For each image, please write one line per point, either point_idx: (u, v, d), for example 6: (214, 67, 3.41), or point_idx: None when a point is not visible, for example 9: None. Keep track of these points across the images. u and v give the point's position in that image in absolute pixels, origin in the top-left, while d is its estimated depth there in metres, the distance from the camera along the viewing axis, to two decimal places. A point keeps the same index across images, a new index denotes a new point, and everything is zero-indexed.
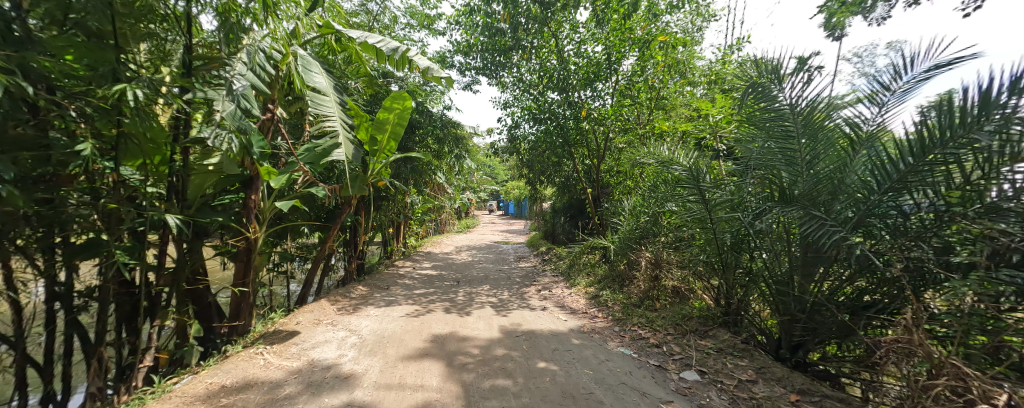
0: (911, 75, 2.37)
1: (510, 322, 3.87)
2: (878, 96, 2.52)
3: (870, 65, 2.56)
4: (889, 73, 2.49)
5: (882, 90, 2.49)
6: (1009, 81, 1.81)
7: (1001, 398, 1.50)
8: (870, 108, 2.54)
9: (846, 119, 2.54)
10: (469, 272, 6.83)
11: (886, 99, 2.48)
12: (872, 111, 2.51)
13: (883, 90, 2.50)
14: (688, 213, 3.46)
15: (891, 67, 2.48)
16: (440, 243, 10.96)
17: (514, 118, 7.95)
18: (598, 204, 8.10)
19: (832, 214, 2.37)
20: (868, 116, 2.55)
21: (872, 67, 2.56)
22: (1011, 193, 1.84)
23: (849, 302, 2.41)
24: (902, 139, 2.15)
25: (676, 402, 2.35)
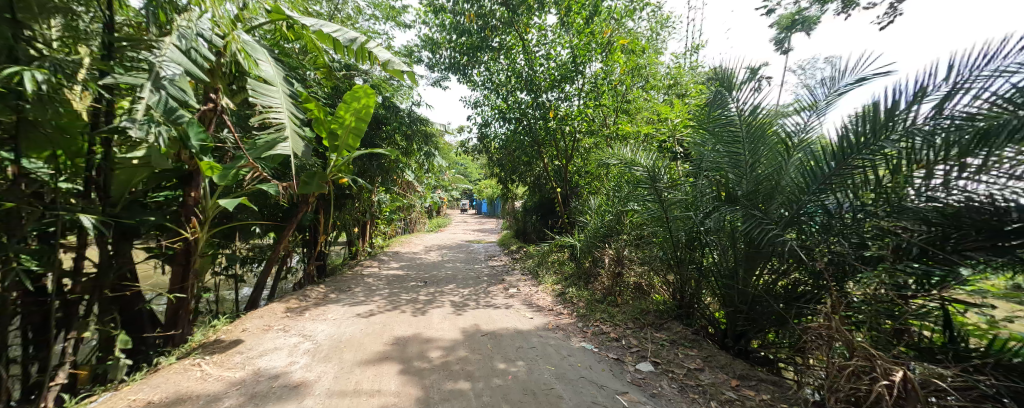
0: (844, 88, 2.62)
1: (475, 321, 3.86)
2: (819, 106, 2.75)
3: (812, 77, 2.80)
4: (828, 85, 2.73)
5: (821, 101, 2.72)
6: (910, 97, 2.08)
7: (898, 374, 1.71)
8: (810, 117, 2.78)
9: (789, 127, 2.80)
10: (437, 272, 6.71)
11: (824, 109, 2.72)
12: (812, 119, 2.74)
13: (822, 101, 2.74)
14: (648, 212, 3.62)
15: (829, 80, 2.72)
16: (409, 243, 10.66)
17: (483, 116, 7.91)
18: (567, 203, 8.27)
19: (769, 212, 2.59)
20: (809, 124, 2.78)
21: (813, 80, 2.80)
22: (914, 195, 2.07)
23: (785, 293, 2.63)
24: (828, 144, 2.40)
25: (631, 393, 2.45)
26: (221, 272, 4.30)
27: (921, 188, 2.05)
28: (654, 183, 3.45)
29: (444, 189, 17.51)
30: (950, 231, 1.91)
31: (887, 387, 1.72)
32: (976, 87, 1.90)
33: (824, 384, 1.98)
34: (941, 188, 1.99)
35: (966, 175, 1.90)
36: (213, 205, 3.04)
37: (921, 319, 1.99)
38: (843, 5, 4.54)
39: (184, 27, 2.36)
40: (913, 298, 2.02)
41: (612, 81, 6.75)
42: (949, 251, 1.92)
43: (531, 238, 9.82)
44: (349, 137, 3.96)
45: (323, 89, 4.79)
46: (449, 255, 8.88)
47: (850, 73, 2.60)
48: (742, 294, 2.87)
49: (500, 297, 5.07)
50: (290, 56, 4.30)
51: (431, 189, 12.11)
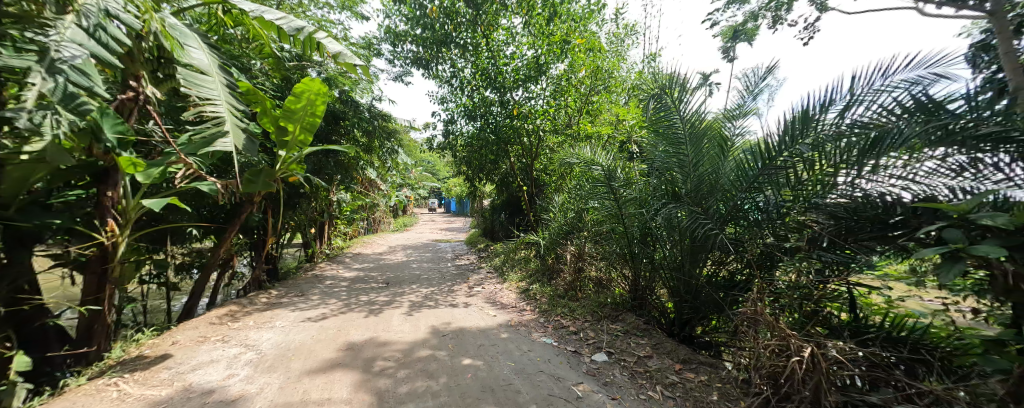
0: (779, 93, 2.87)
1: (437, 321, 3.80)
2: (756, 111, 3.00)
3: (753, 84, 3.04)
4: (765, 90, 2.98)
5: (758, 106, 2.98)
6: (821, 106, 2.36)
7: (807, 350, 1.93)
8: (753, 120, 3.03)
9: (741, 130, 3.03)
10: (400, 272, 6.51)
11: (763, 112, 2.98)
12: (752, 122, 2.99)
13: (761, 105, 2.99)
14: (605, 209, 3.77)
15: (764, 87, 2.99)
16: (372, 243, 10.24)
17: (449, 113, 7.79)
18: (533, 202, 8.38)
19: (708, 209, 2.81)
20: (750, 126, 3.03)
21: (754, 86, 3.05)
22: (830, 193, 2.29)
23: (722, 283, 2.88)
24: (759, 148, 2.64)
25: (585, 383, 2.55)
26: (148, 280, 3.88)
27: (832, 187, 2.29)
28: (610, 182, 3.61)
29: (410, 187, 17.04)
30: (851, 224, 2.18)
31: (799, 362, 1.94)
32: (868, 99, 2.20)
33: (751, 363, 2.19)
34: (847, 187, 2.22)
35: (866, 176, 2.14)
36: (136, 206, 2.72)
37: (834, 301, 2.22)
38: (774, 20, 5.00)
39: (90, 3, 2.08)
40: (828, 283, 2.21)
41: (576, 82, 6.93)
42: (851, 242, 2.17)
43: (498, 236, 9.83)
44: (298, 133, 3.71)
45: (270, 80, 4.45)
46: (414, 254, 8.65)
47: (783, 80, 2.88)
48: (688, 285, 3.08)
49: (464, 295, 5.03)
50: (231, 43, 3.95)
51: (396, 187, 11.72)
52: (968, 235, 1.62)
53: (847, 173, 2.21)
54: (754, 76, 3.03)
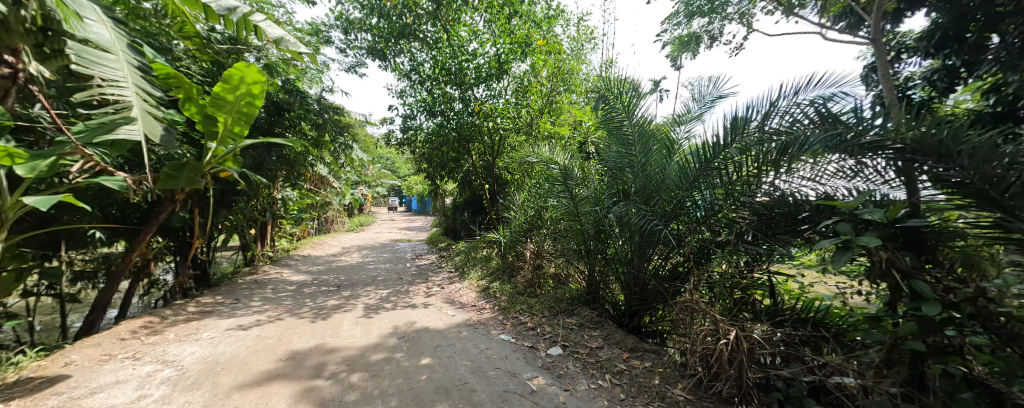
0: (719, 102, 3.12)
1: (391, 323, 3.65)
2: (700, 117, 3.22)
3: (698, 93, 3.28)
4: (708, 99, 3.22)
5: (701, 113, 3.21)
6: (752, 114, 2.60)
7: (731, 333, 2.14)
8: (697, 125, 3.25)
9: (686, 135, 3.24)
10: (354, 274, 6.17)
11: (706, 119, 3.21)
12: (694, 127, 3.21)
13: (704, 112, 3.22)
14: (563, 207, 3.87)
15: (708, 96, 3.23)
16: (322, 243, 9.59)
17: (408, 108, 7.49)
18: (494, 200, 8.37)
19: (654, 207, 2.99)
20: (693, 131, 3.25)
21: (699, 94, 3.28)
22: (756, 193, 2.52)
23: (665, 274, 3.09)
24: (700, 150, 2.85)
25: (540, 377, 2.60)
26: (34, 292, 3.30)
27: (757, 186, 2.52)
28: (567, 180, 3.72)
29: (366, 185, 16.21)
30: (768, 220, 2.43)
31: (725, 343, 2.15)
32: (787, 110, 2.47)
33: (687, 347, 2.38)
34: (769, 187, 2.46)
35: (783, 177, 2.39)
36: (15, 204, 2.31)
37: (757, 288, 2.48)
38: (711, 40, 5.43)
39: None
40: (753, 272, 2.47)
41: (536, 83, 7.00)
42: (770, 236, 2.43)
43: (459, 235, 9.69)
44: (228, 125, 3.33)
45: (197, 63, 3.96)
46: (370, 255, 8.25)
47: (722, 91, 3.13)
48: (637, 279, 3.27)
49: (422, 296, 4.89)
50: (147, 19, 3.47)
51: (350, 185, 11.08)
52: (856, 228, 1.88)
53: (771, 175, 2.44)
54: (699, 85, 3.27)
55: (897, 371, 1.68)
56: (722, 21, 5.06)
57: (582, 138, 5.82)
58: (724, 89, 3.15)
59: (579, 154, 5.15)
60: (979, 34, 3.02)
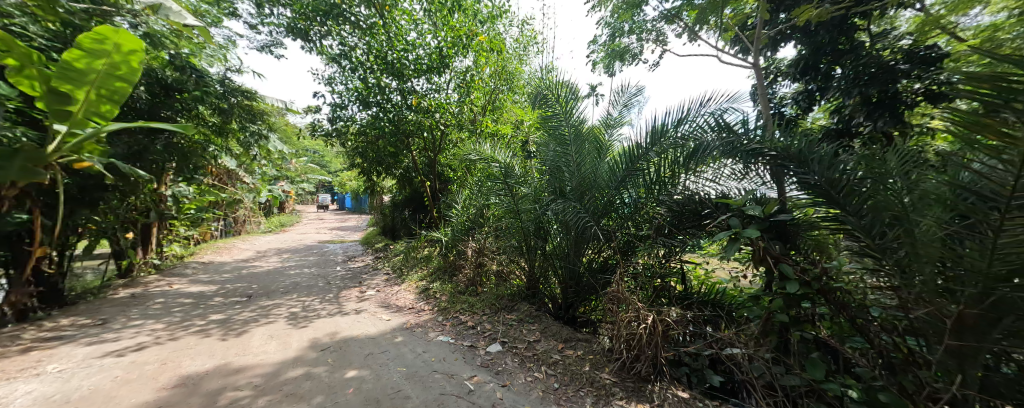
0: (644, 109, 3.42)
1: (315, 334, 3.35)
2: (629, 122, 3.50)
3: (627, 100, 3.55)
4: (636, 106, 3.50)
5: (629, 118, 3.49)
6: (669, 121, 2.90)
7: (650, 318, 2.36)
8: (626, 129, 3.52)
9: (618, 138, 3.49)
10: (273, 282, 5.53)
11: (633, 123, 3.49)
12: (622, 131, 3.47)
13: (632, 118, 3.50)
14: (504, 204, 3.93)
15: (635, 103, 3.52)
16: (232, 247, 8.40)
17: (338, 97, 6.87)
18: (435, 198, 8.16)
19: (586, 204, 3.17)
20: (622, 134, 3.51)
21: (628, 101, 3.56)
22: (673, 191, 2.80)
23: (597, 267, 3.30)
24: (627, 151, 3.11)
25: (478, 376, 2.61)
26: None
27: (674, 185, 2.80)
28: (507, 178, 3.78)
29: (288, 181, 14.58)
30: (680, 215, 2.73)
31: (645, 327, 2.37)
32: (696, 119, 2.80)
33: (614, 334, 2.58)
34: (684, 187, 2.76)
35: (693, 177, 2.72)
36: None
37: (671, 276, 2.79)
38: (633, 58, 5.92)
39: None
40: (669, 261, 2.77)
41: (479, 79, 6.93)
42: (682, 230, 2.71)
43: (397, 234, 9.25)
44: (94, 102, 2.88)
45: (39, 23, 3.14)
46: (293, 259, 7.46)
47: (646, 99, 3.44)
48: (572, 272, 3.44)
49: (355, 301, 4.57)
50: None
51: (267, 180, 9.86)
52: (744, 221, 2.21)
53: (685, 175, 2.74)
54: (627, 93, 3.55)
55: (769, 339, 2.04)
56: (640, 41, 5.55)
57: (524, 138, 5.93)
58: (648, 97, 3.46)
59: (521, 152, 5.24)
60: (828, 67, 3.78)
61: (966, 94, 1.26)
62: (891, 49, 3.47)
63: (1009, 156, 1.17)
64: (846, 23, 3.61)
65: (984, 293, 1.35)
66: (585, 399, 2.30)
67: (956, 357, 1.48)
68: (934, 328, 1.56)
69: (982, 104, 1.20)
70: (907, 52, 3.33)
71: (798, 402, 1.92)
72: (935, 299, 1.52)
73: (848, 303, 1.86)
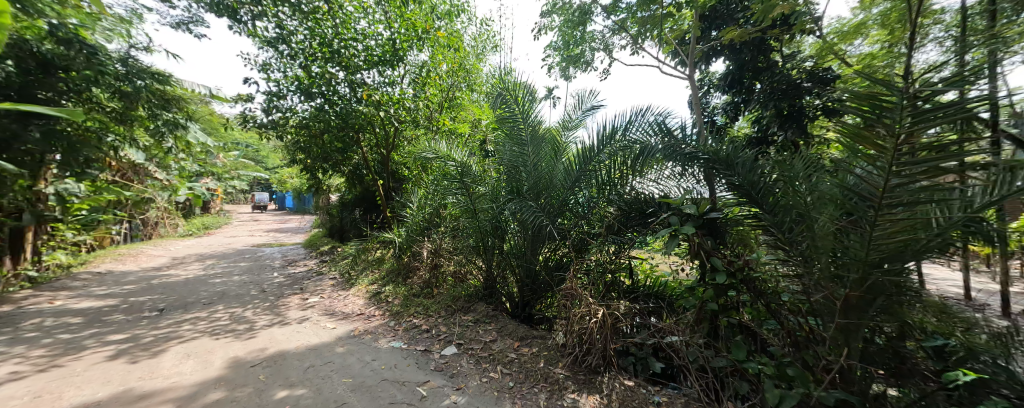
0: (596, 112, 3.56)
1: (245, 349, 3.02)
2: (582, 124, 3.62)
3: (581, 102, 3.67)
4: (590, 109, 3.64)
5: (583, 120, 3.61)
6: (619, 125, 3.05)
7: (600, 313, 2.46)
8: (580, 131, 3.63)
9: (573, 139, 3.58)
10: (196, 292, 4.92)
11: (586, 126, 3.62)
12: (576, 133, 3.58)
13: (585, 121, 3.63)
14: (460, 204, 3.88)
15: (589, 106, 3.65)
16: (142, 254, 7.32)
17: (277, 86, 6.19)
18: (389, 197, 7.82)
19: (541, 204, 3.22)
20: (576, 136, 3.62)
21: (582, 104, 3.67)
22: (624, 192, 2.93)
23: (552, 265, 3.37)
24: (581, 152, 3.21)
25: (432, 380, 2.54)
26: None
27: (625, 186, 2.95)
28: (463, 177, 3.73)
29: (214, 178, 13.02)
30: (628, 214, 2.88)
31: (595, 322, 2.47)
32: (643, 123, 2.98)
33: (567, 329, 2.65)
34: (633, 187, 2.91)
35: (639, 178, 2.90)
36: None
37: (620, 271, 2.94)
38: (586, 64, 6.14)
39: None
40: (618, 257, 2.92)
41: (435, 76, 6.74)
42: (629, 227, 2.87)
43: (346, 236, 8.72)
44: None
45: None
46: (222, 265, 6.70)
47: (599, 102, 3.57)
48: (529, 271, 3.48)
49: (296, 310, 4.22)
50: None
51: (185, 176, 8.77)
52: (682, 219, 2.39)
53: (635, 177, 2.89)
54: (581, 96, 3.66)
55: (702, 326, 2.24)
56: (592, 49, 5.78)
57: (483, 137, 5.88)
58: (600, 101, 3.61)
59: (478, 151, 5.20)
60: (749, 82, 4.26)
61: (848, 110, 1.47)
62: (797, 69, 4.00)
63: (881, 163, 1.39)
64: (764, 44, 4.09)
65: (863, 278, 1.59)
66: (539, 396, 2.34)
67: (844, 333, 1.72)
68: (827, 309, 1.79)
69: (864, 119, 1.40)
70: (810, 73, 3.85)
71: (725, 381, 2.13)
72: (830, 284, 1.73)
73: (765, 291, 2.10)
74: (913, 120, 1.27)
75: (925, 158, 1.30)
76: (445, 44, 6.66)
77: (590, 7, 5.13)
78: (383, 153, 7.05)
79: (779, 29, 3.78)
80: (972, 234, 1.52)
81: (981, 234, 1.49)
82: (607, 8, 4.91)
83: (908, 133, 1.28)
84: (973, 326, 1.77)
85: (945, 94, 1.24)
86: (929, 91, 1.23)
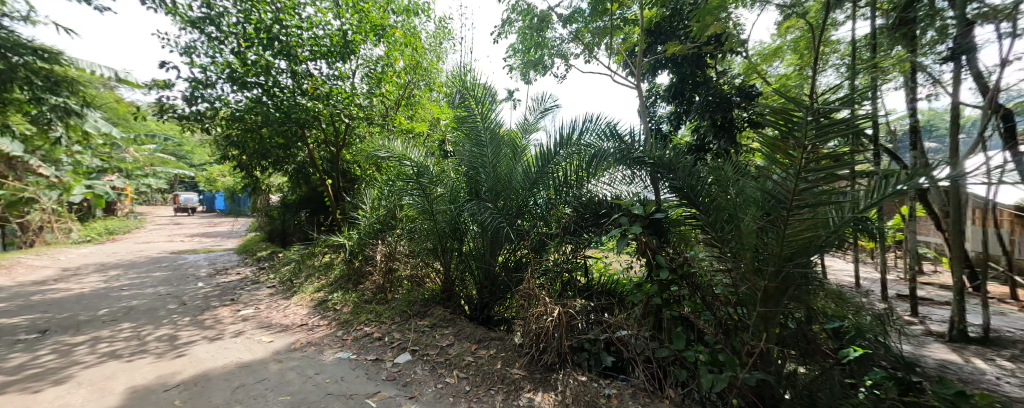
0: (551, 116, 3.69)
1: (154, 373, 2.63)
2: (540, 128, 3.71)
3: (539, 106, 3.76)
4: (547, 113, 3.74)
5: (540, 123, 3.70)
6: (576, 130, 3.17)
7: (556, 312, 2.52)
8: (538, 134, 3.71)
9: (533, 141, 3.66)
10: (97, 308, 4.24)
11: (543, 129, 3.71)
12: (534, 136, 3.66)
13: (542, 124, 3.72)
14: (417, 205, 3.77)
15: (546, 110, 3.75)
16: (23, 266, 6.15)
17: (204, 72, 5.55)
18: (338, 198, 7.39)
19: (500, 205, 3.23)
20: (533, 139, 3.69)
21: (540, 108, 3.76)
22: (581, 195, 3.04)
23: (512, 266, 3.39)
24: (540, 154, 3.27)
25: (382, 391, 2.43)
26: None
27: (583, 188, 3.06)
28: (420, 178, 3.62)
29: (121, 175, 11.31)
30: (584, 216, 3.00)
31: (551, 321, 2.53)
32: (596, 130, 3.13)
33: (525, 330, 2.68)
34: (590, 190, 3.04)
35: (594, 181, 3.04)
36: None
37: (575, 270, 3.05)
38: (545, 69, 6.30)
39: None
40: (574, 256, 3.02)
41: (392, 72, 6.58)
42: (584, 228, 3.00)
43: (290, 241, 8.08)
44: None
45: None
46: (132, 276, 5.84)
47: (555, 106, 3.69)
48: (488, 273, 3.48)
49: (227, 324, 3.82)
50: None
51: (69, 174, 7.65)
52: (632, 220, 2.54)
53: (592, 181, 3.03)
54: (539, 100, 3.75)
55: (648, 319, 2.41)
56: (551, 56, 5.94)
57: (441, 137, 5.79)
58: (556, 106, 3.72)
59: (437, 151, 5.11)
60: (689, 94, 4.65)
61: (767, 122, 1.65)
62: (728, 84, 4.44)
63: (792, 170, 1.59)
64: (701, 60, 4.50)
65: (778, 271, 1.82)
66: (496, 397, 2.35)
67: (764, 320, 1.94)
68: (751, 299, 2.01)
69: (779, 131, 1.59)
70: (739, 89, 4.30)
71: (668, 369, 2.30)
72: (752, 277, 1.95)
73: (701, 284, 2.32)
74: (815, 132, 1.47)
75: (824, 166, 1.52)
76: (402, 41, 6.48)
77: (548, 13, 5.26)
78: (334, 151, 6.67)
79: (713, 48, 4.20)
80: (859, 231, 1.79)
81: (866, 231, 1.77)
82: (563, 15, 5.07)
83: (811, 145, 1.49)
84: (861, 308, 2.10)
85: (839, 111, 1.45)
86: (826, 109, 1.44)
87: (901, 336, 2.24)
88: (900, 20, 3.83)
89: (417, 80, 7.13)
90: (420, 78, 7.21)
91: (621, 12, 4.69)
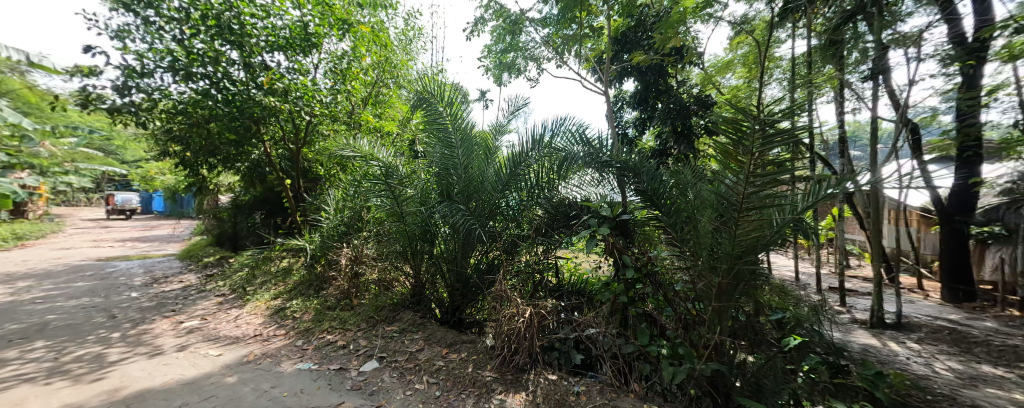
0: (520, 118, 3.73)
1: (78, 396, 2.35)
2: (511, 130, 3.75)
3: (510, 108, 3.80)
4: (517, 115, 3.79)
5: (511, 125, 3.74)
6: (545, 133, 3.24)
7: (527, 314, 2.54)
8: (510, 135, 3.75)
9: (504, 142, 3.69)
10: (4, 325, 3.72)
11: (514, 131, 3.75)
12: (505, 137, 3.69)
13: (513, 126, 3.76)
14: (385, 206, 3.67)
15: (516, 111, 3.79)
16: None
17: (141, 60, 5.05)
18: (298, 200, 7.02)
19: (472, 207, 3.22)
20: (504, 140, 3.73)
21: (511, 109, 3.80)
22: (552, 197, 3.10)
23: (484, 268, 3.38)
24: (511, 156, 3.30)
25: (347, 401, 2.33)
26: None
27: (555, 190, 3.12)
28: (387, 179, 3.52)
29: (34, 173, 9.97)
30: (554, 218, 3.08)
31: (523, 322, 2.55)
32: (564, 134, 3.22)
33: (497, 332, 2.69)
34: (563, 192, 3.12)
35: (564, 184, 3.12)
36: None
37: (545, 271, 3.10)
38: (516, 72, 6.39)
39: None
40: (546, 257, 3.07)
41: (358, 69, 6.38)
42: (554, 230, 3.07)
43: (241, 245, 7.53)
44: None
45: None
46: (50, 288, 5.19)
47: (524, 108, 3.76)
48: (459, 275, 3.46)
49: (170, 338, 3.50)
50: None
51: None
52: (600, 221, 2.63)
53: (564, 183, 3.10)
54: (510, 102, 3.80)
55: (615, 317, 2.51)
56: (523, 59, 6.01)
57: (411, 138, 5.70)
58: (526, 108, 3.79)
59: (406, 151, 5.01)
60: (652, 101, 4.91)
61: (721, 130, 1.78)
62: (686, 93, 4.75)
63: (742, 175, 1.73)
64: (662, 69, 4.75)
65: (730, 268, 1.96)
66: (467, 400, 2.33)
67: (717, 314, 2.09)
68: (706, 295, 2.15)
69: (731, 139, 1.72)
70: (696, 98, 4.59)
71: (633, 363, 2.41)
72: (707, 274, 2.09)
73: (663, 282, 2.45)
74: (761, 140, 1.61)
75: (768, 172, 1.66)
76: (368, 36, 6.30)
77: (520, 16, 5.34)
78: (295, 149, 6.33)
79: (674, 58, 4.46)
80: (796, 231, 1.98)
81: (803, 231, 1.96)
82: (534, 19, 5.15)
83: (758, 151, 1.63)
84: (800, 300, 2.31)
85: (782, 122, 1.59)
86: (771, 120, 1.57)
87: (831, 324, 2.50)
88: (829, 40, 4.25)
89: (385, 77, 6.95)
90: (388, 76, 7.04)
91: (589, 19, 4.85)
